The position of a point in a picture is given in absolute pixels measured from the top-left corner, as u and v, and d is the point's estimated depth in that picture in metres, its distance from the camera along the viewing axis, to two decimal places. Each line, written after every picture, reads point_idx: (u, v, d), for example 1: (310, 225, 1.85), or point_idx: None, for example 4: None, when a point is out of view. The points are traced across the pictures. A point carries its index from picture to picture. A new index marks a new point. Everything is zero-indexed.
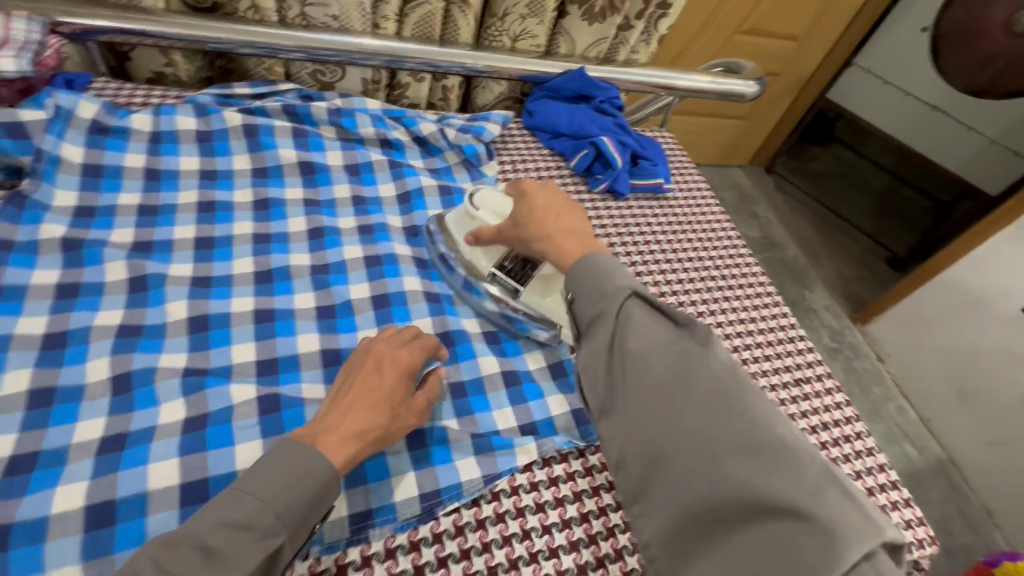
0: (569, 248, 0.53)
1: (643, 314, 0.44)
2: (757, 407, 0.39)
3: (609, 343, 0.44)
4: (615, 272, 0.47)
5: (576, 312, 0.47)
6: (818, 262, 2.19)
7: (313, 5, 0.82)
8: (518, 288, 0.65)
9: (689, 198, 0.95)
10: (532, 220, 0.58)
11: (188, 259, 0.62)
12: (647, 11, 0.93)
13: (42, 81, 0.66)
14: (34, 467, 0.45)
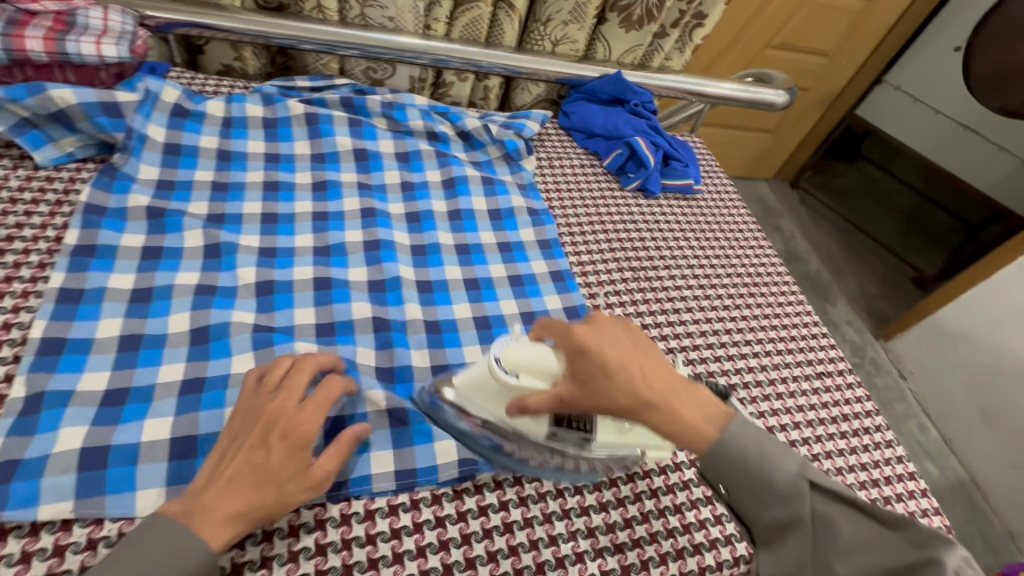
0: (684, 412, 0.44)
1: (835, 514, 0.41)
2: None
3: (811, 562, 0.41)
4: (775, 460, 0.43)
5: (739, 508, 0.45)
6: (842, 277, 2.19)
7: (372, 7, 0.89)
8: (573, 440, 0.52)
9: (717, 200, 0.99)
10: (608, 387, 0.45)
11: (256, 232, 0.68)
12: (683, 20, 0.97)
13: (133, 67, 0.72)
14: (125, 400, 0.51)
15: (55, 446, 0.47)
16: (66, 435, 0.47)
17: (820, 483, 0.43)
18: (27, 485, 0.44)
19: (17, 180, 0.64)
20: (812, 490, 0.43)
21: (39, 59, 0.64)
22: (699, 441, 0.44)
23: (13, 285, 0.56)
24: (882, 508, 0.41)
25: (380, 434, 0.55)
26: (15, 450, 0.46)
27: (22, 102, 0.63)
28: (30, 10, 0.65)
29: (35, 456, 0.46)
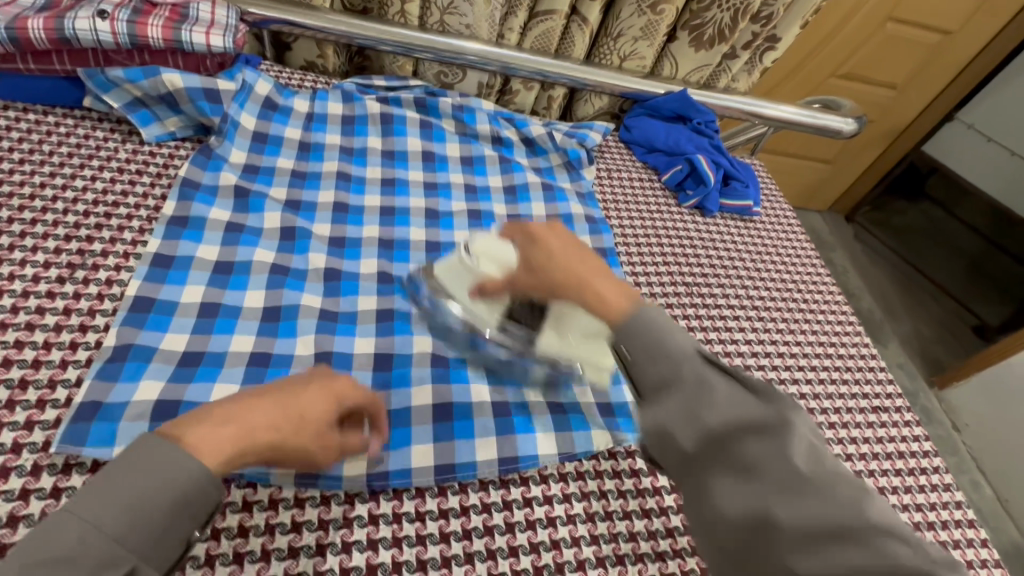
0: (604, 289, 0.47)
1: (714, 379, 0.41)
2: (833, 479, 0.36)
3: (683, 416, 0.40)
4: (676, 334, 0.43)
5: (636, 377, 0.44)
6: (896, 318, 2.10)
7: (452, 14, 0.92)
8: (533, 338, 0.57)
9: (776, 224, 0.97)
10: (548, 272, 0.50)
11: (328, 220, 0.72)
12: (755, 42, 0.97)
13: (233, 58, 0.78)
14: (200, 363, 0.54)
15: (135, 395, 0.50)
16: (145, 387, 0.51)
17: (710, 355, 0.43)
18: (106, 425, 0.47)
19: (126, 152, 0.70)
20: (703, 364, 0.42)
21: (157, 45, 0.71)
22: (609, 310, 0.46)
23: (117, 246, 0.61)
24: (751, 375, 0.41)
25: (421, 429, 0.56)
26: (98, 393, 0.49)
27: (139, 82, 0.69)
28: (151, 0, 0.72)
29: (116, 401, 0.49)
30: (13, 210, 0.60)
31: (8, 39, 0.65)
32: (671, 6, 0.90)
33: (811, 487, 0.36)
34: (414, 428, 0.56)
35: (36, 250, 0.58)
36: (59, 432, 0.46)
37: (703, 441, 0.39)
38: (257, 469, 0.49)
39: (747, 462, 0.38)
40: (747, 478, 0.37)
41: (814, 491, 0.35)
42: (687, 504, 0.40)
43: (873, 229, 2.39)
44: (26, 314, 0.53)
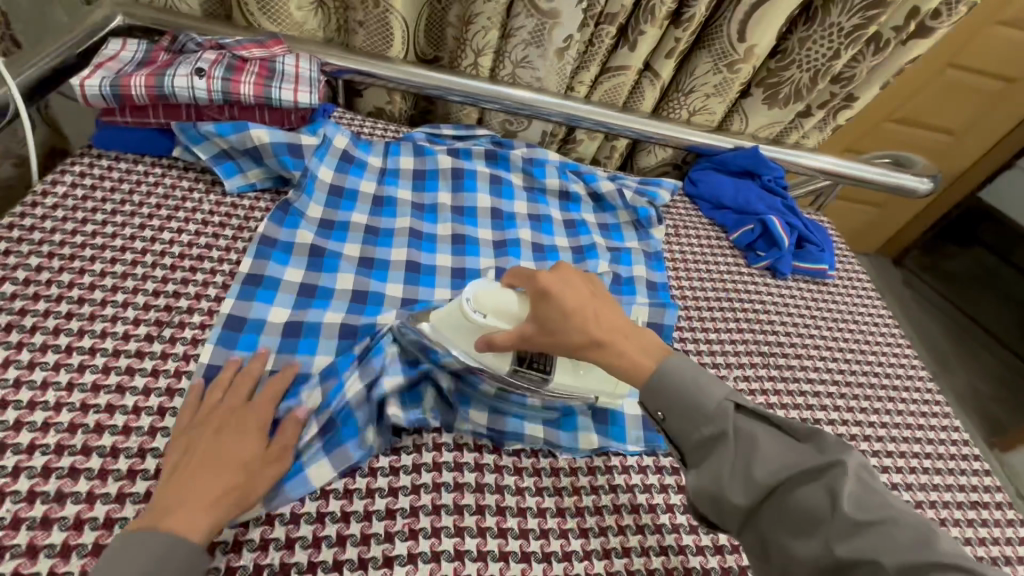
0: (631, 352, 0.52)
1: (760, 433, 0.46)
2: (889, 513, 0.41)
3: (733, 471, 0.45)
4: (708, 387, 0.48)
5: (675, 434, 0.49)
6: (952, 373, 2.00)
7: (524, 68, 0.92)
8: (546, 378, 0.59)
9: (849, 288, 0.93)
10: (566, 331, 0.52)
11: (400, 279, 0.71)
12: (832, 101, 0.94)
13: (315, 110, 0.79)
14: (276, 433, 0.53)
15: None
16: None
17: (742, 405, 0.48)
18: None
19: (209, 205, 0.71)
20: (736, 411, 0.48)
21: (247, 101, 0.73)
22: (641, 373, 0.51)
23: (201, 303, 0.61)
24: (793, 422, 0.47)
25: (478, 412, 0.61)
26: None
27: (227, 137, 0.71)
28: (242, 57, 0.74)
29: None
30: (106, 264, 0.62)
31: (111, 95, 0.68)
32: (749, 65, 0.87)
33: (875, 525, 0.40)
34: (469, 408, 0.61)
35: (127, 307, 0.58)
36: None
37: (757, 494, 0.44)
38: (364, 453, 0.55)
39: (807, 513, 0.42)
40: (809, 525, 0.42)
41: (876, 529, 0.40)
42: (754, 552, 0.46)
43: (927, 276, 2.30)
44: (117, 375, 0.53)
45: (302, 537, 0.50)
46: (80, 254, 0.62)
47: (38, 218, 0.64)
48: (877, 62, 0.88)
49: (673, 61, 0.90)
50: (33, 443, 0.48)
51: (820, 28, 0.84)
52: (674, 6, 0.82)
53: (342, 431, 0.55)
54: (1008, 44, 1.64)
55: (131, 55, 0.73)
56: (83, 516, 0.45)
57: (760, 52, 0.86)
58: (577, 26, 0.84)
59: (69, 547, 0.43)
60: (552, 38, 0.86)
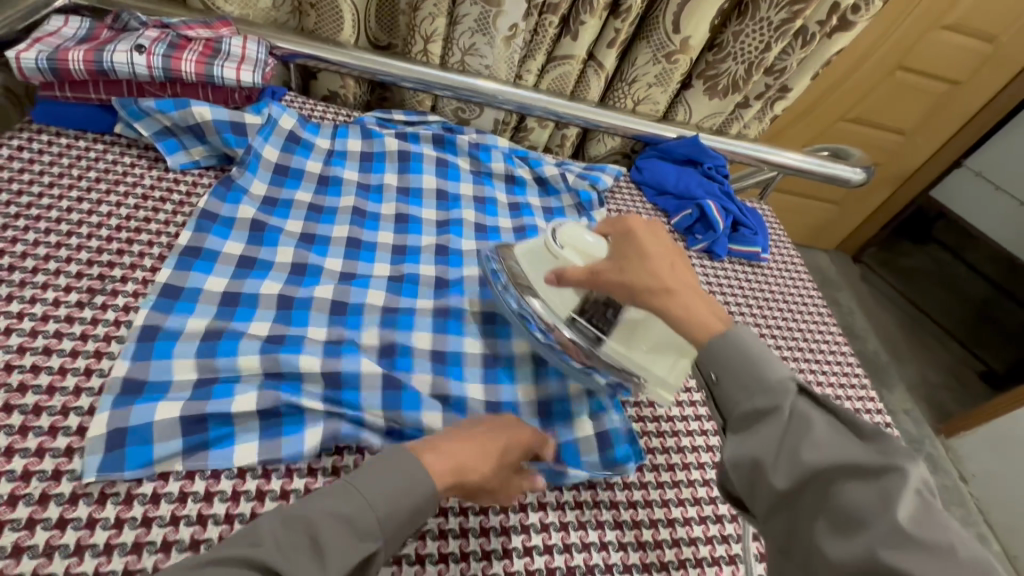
0: (694, 305, 0.52)
1: (817, 419, 0.43)
2: (946, 540, 0.35)
3: (776, 450, 0.42)
4: (771, 362, 0.46)
5: (722, 401, 0.47)
6: (902, 362, 2.08)
7: (473, 55, 0.94)
8: (601, 336, 0.63)
9: (783, 271, 0.98)
10: (639, 268, 0.55)
11: (340, 255, 0.73)
12: (766, 93, 0.99)
13: (260, 90, 0.80)
14: (215, 383, 0.55)
15: (157, 416, 0.50)
16: (162, 406, 0.51)
17: (809, 392, 0.45)
18: (139, 449, 0.49)
19: (150, 180, 0.72)
20: (797, 392, 0.45)
21: (189, 78, 0.74)
22: (706, 332, 0.49)
23: (136, 272, 0.62)
24: (861, 420, 0.42)
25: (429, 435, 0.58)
26: (120, 421, 0.50)
27: (169, 113, 0.72)
28: (187, 36, 0.76)
29: (139, 424, 0.50)
30: (40, 234, 0.62)
31: (49, 69, 0.68)
32: (686, 56, 0.92)
33: (925, 545, 0.35)
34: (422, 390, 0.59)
35: (59, 274, 0.59)
36: (92, 462, 0.47)
37: (798, 476, 0.41)
38: (294, 452, 0.53)
39: (850, 511, 0.38)
40: (852, 528, 0.38)
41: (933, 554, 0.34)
42: (781, 545, 0.41)
43: (880, 271, 2.39)
44: (44, 338, 0.54)
45: (221, 490, 0.50)
46: (12, 223, 0.62)
47: None
48: (805, 55, 0.93)
49: (615, 51, 0.94)
50: None
51: (751, 23, 0.89)
52: None
53: (285, 420, 0.54)
54: (950, 46, 1.73)
55: (75, 33, 0.74)
56: (0, 469, 0.46)
57: (695, 44, 0.90)
58: (522, 15, 0.87)
59: None
60: (497, 26, 0.89)
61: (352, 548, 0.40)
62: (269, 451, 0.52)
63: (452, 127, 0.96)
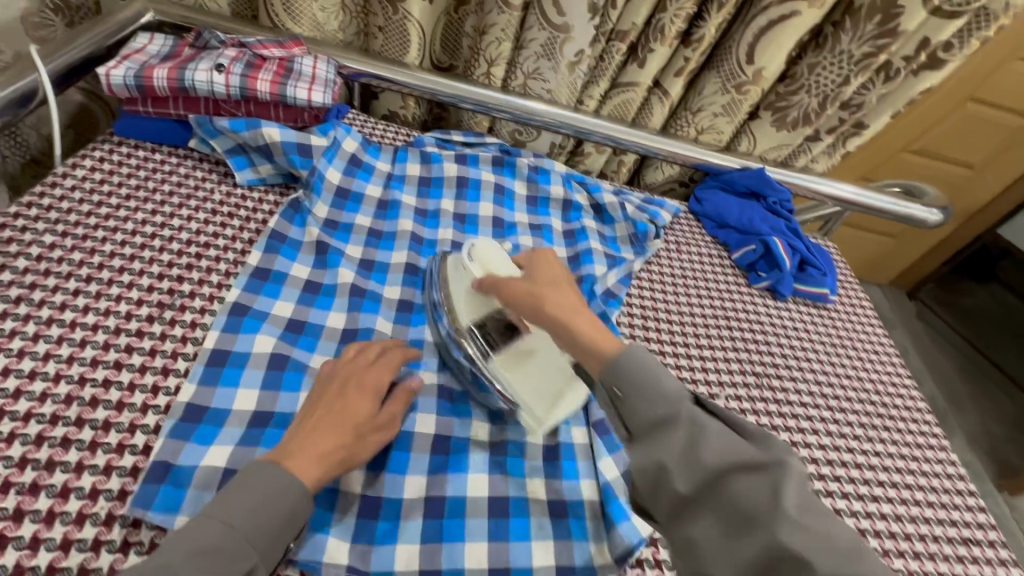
0: (595, 321, 0.53)
1: (707, 421, 0.44)
2: (827, 525, 0.39)
3: (679, 457, 0.43)
4: (666, 374, 0.47)
5: (625, 412, 0.46)
6: (962, 411, 1.95)
7: (535, 79, 0.94)
8: (490, 352, 0.61)
9: (852, 315, 0.92)
10: (552, 288, 0.57)
11: (398, 282, 0.72)
12: (840, 127, 0.94)
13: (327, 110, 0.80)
14: (268, 424, 0.54)
15: (204, 460, 0.50)
16: (214, 450, 0.51)
17: (697, 398, 0.47)
18: (175, 492, 0.47)
19: (220, 195, 0.73)
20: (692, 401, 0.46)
21: (263, 97, 0.75)
22: (604, 352, 0.49)
23: (203, 288, 0.63)
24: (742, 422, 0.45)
25: (478, 521, 0.54)
26: (169, 453, 0.49)
27: (240, 133, 0.73)
28: (262, 55, 0.77)
29: (187, 464, 0.49)
30: (116, 246, 0.64)
31: (135, 86, 0.70)
32: (758, 87, 0.88)
33: (813, 531, 0.39)
34: (470, 454, 0.59)
35: (132, 287, 0.60)
36: (143, 499, 0.46)
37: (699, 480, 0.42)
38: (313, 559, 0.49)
39: (745, 509, 0.40)
40: (743, 524, 0.40)
41: (813, 545, 0.38)
42: (680, 548, 0.43)
43: (938, 310, 2.25)
44: (115, 352, 0.55)
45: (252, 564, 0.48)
46: (90, 234, 0.64)
47: (54, 197, 0.66)
48: (887, 91, 0.88)
49: (682, 80, 0.91)
50: (31, 410, 0.49)
51: (830, 55, 0.84)
52: (684, 27, 0.84)
53: (313, 518, 0.51)
54: None
55: (158, 50, 0.77)
56: (70, 485, 0.46)
57: (769, 75, 0.87)
58: (589, 41, 0.86)
59: (54, 514, 0.45)
60: (564, 51, 0.87)
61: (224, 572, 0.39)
62: (287, 548, 0.49)
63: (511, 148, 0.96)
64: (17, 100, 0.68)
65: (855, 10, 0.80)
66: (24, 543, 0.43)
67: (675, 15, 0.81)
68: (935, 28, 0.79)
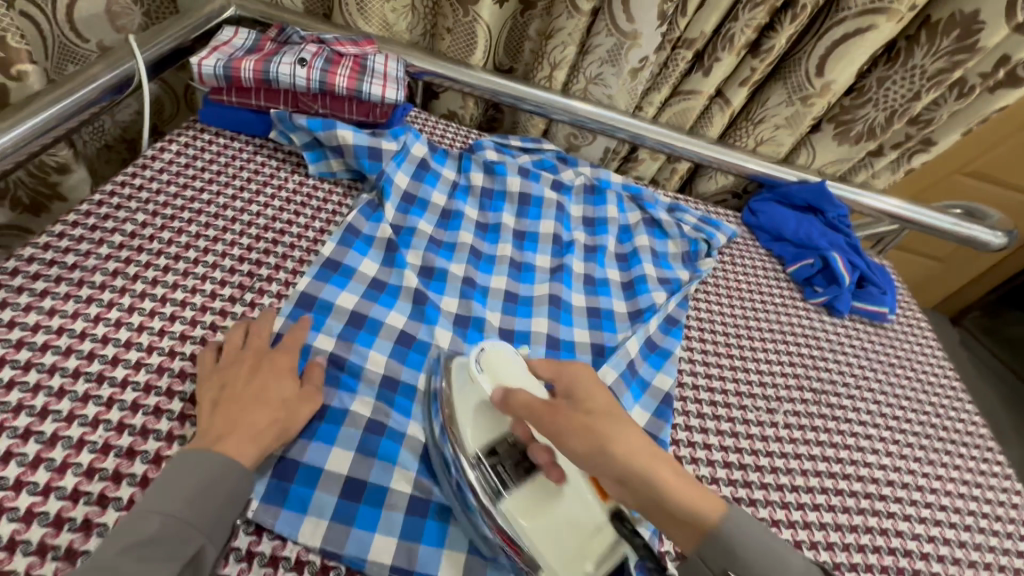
0: (680, 482, 0.46)
1: None
2: None
3: None
4: (781, 552, 0.46)
5: None
6: (1008, 444, 1.86)
7: (596, 85, 0.95)
8: (500, 489, 0.51)
9: (911, 336, 0.90)
10: (608, 432, 0.47)
11: (456, 295, 0.72)
12: (906, 143, 0.92)
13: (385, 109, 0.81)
14: (323, 419, 0.56)
15: None
16: None
17: (822, 572, 0.47)
18: None
19: (293, 184, 0.77)
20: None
21: (340, 93, 0.78)
22: (707, 523, 0.45)
23: (279, 274, 0.67)
24: None
25: None
26: None
27: (316, 132, 0.75)
28: (339, 52, 0.80)
29: None
30: (200, 228, 0.67)
31: (224, 76, 0.74)
32: (824, 100, 0.87)
33: None
34: None
35: (215, 268, 0.64)
36: None
37: None
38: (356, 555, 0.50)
39: None
40: None
41: None
42: None
43: (984, 338, 2.17)
44: (201, 329, 0.59)
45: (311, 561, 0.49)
46: (177, 215, 0.68)
47: (145, 178, 0.70)
48: (959, 108, 0.86)
49: (746, 90, 0.91)
50: (127, 378, 0.53)
51: (901, 70, 0.83)
52: (754, 37, 0.83)
53: (358, 516, 0.52)
54: None
55: (242, 43, 0.80)
56: (162, 453, 0.49)
57: (837, 88, 0.85)
58: (654, 49, 0.86)
59: (148, 478, 0.48)
60: (628, 58, 0.88)
61: (167, 560, 0.41)
62: (334, 541, 0.50)
63: (565, 155, 0.98)
64: (119, 82, 0.71)
65: (932, 24, 0.78)
66: (123, 504, 0.46)
67: (746, 25, 0.81)
68: (1016, 45, 0.77)
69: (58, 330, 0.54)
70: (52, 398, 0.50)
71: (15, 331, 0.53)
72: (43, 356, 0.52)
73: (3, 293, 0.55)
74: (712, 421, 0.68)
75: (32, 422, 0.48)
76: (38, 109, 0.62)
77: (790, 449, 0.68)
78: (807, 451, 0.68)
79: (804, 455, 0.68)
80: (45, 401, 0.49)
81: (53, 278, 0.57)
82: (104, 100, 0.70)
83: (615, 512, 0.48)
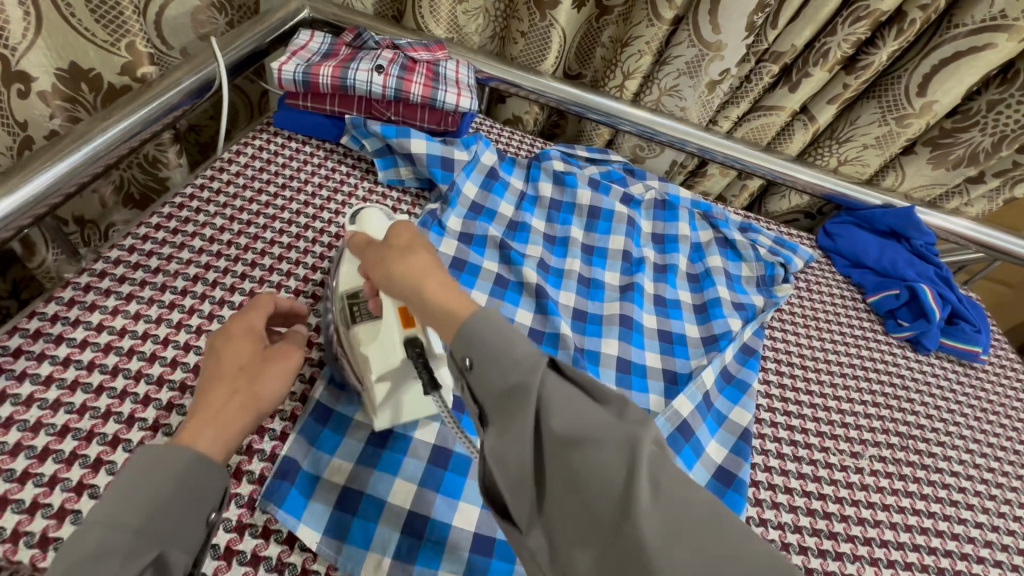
0: (439, 292, 0.42)
1: (561, 390, 0.36)
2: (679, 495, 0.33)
3: (527, 436, 0.35)
4: (515, 342, 0.38)
5: (476, 387, 0.38)
6: None
7: (670, 96, 0.91)
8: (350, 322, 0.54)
9: (1006, 380, 0.82)
10: (391, 269, 0.46)
11: (530, 308, 0.70)
12: (1013, 171, 0.85)
13: (454, 118, 0.79)
14: (385, 446, 0.55)
15: (326, 473, 0.52)
16: (337, 461, 0.53)
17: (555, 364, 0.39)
18: (299, 498, 0.49)
19: (363, 191, 0.76)
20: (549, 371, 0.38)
21: (414, 100, 0.76)
22: (455, 317, 0.40)
23: None
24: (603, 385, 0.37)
25: None
26: (298, 454, 0.51)
27: (389, 139, 0.75)
28: (413, 58, 0.79)
29: (310, 471, 0.51)
30: (274, 234, 0.68)
31: (302, 81, 0.74)
32: (923, 121, 0.81)
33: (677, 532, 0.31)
34: None
35: (289, 276, 0.64)
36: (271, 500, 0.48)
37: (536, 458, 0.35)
38: None
39: (581, 482, 0.33)
40: (588, 519, 0.33)
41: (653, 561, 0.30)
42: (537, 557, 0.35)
43: None
44: None
45: None
46: (253, 220, 0.68)
47: (223, 181, 0.71)
48: None
49: (835, 107, 0.85)
50: None
51: (1018, 93, 0.77)
52: (851, 52, 0.78)
53: (422, 552, 0.50)
54: None
55: (318, 47, 0.80)
56: (243, 467, 0.50)
57: (940, 109, 0.79)
58: (738, 61, 0.82)
59: (230, 494, 0.48)
60: (708, 70, 0.84)
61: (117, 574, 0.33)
62: None
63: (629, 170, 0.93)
64: (198, 88, 0.70)
65: None
66: None
67: (843, 40, 0.76)
68: None
69: (143, 335, 0.55)
70: (137, 405, 0.50)
71: (103, 335, 0.54)
72: (130, 361, 0.53)
73: (92, 296, 0.56)
74: (793, 463, 0.64)
75: (119, 430, 0.49)
76: (130, 111, 0.63)
77: (878, 499, 0.63)
78: (896, 502, 0.64)
79: (893, 506, 0.63)
80: (132, 408, 0.50)
81: (139, 282, 0.58)
82: (183, 105, 0.69)
83: (412, 339, 0.51)
